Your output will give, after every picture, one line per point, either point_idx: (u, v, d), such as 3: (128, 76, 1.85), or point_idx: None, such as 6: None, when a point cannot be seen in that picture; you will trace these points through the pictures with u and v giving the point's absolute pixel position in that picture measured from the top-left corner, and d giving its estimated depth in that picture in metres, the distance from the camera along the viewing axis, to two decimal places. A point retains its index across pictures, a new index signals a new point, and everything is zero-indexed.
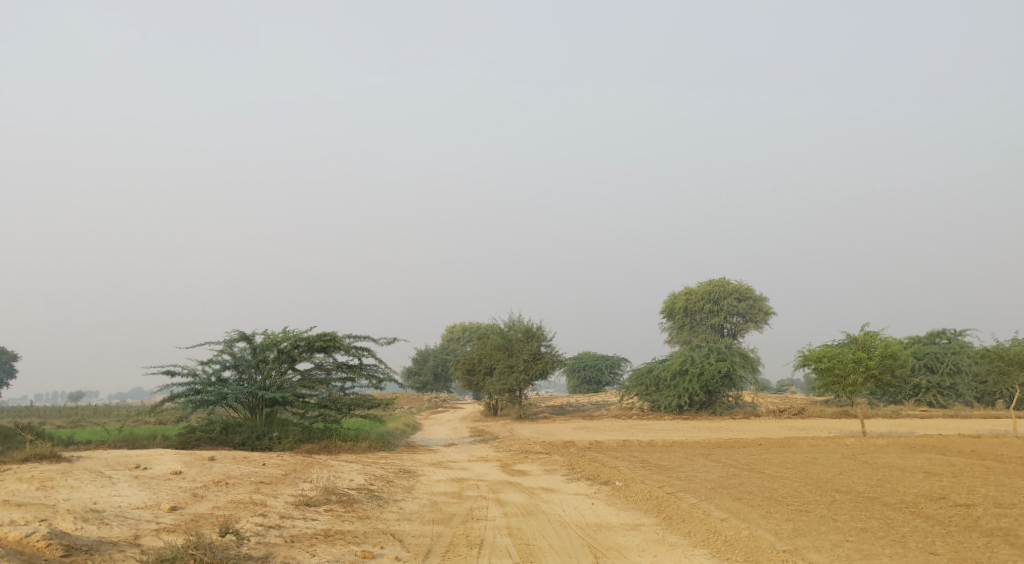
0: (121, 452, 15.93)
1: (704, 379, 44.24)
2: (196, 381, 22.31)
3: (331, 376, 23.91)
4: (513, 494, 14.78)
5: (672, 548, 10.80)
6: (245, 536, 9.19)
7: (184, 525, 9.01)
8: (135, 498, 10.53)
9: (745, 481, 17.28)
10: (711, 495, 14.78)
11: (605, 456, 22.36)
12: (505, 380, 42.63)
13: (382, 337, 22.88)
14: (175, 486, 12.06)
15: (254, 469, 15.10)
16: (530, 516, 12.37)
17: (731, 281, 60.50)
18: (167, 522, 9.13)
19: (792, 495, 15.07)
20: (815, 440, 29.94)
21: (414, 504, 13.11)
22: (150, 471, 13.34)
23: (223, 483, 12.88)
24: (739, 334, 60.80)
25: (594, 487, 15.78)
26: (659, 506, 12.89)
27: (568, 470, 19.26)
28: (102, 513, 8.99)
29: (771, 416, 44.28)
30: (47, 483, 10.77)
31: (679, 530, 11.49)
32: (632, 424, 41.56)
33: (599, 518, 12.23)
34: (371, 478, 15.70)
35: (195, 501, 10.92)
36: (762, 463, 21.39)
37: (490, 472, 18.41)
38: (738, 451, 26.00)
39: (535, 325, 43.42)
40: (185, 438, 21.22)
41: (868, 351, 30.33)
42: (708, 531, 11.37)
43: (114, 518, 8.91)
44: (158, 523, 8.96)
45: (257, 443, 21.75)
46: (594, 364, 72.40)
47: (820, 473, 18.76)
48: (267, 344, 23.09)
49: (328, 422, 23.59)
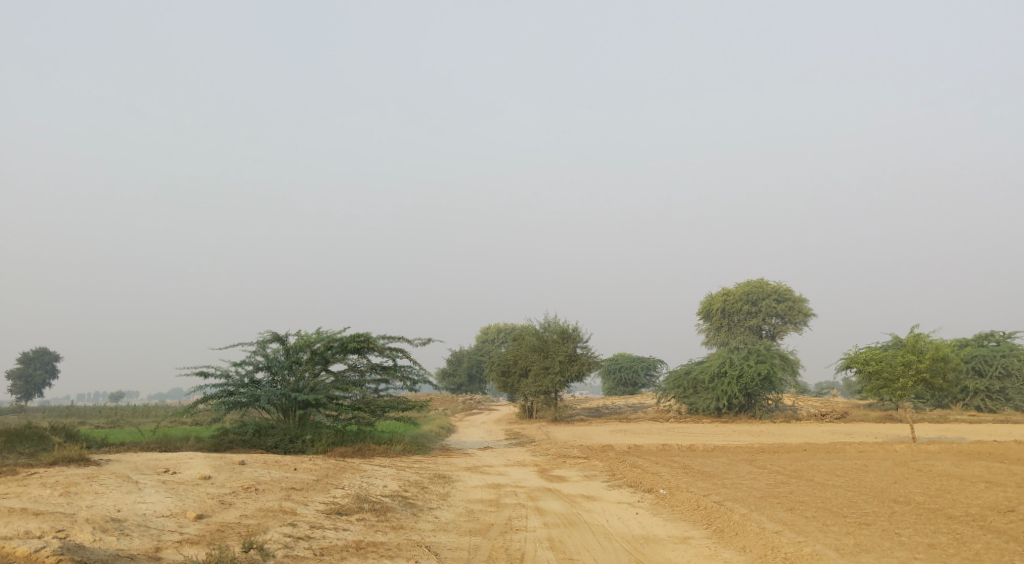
0: (152, 455, 15.61)
1: (743, 382, 43.17)
2: (230, 382, 22.03)
3: (365, 377, 23.51)
4: (553, 501, 14.17)
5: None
6: (271, 550, 8.72)
7: (208, 537, 8.58)
8: (160, 506, 10.14)
9: (795, 489, 16.44)
10: (761, 505, 14.04)
11: (645, 462, 21.60)
12: (540, 381, 42.01)
13: (416, 338, 22.40)
14: (203, 492, 11.65)
15: (286, 474, 14.66)
16: (571, 526, 11.75)
17: (769, 281, 59.25)
18: (192, 533, 8.71)
19: (848, 506, 14.23)
20: (862, 445, 28.83)
21: (450, 513, 12.56)
22: (179, 476, 12.98)
23: (252, 489, 12.46)
24: (778, 337, 59.44)
25: (637, 495, 15.10)
26: (708, 517, 12.18)
27: (608, 476, 18.55)
28: (125, 523, 8.60)
29: (813, 420, 43.05)
30: (71, 488, 10.42)
31: (732, 546, 10.78)
32: (669, 427, 40.72)
33: (645, 530, 11.57)
34: (405, 484, 15.18)
35: (223, 510, 10.50)
36: (809, 469, 20.47)
37: (528, 478, 17.83)
38: (783, 456, 25.08)
39: (570, 326, 42.79)
40: (218, 441, 20.93)
41: (918, 354, 29.09)
42: (763, 547, 10.65)
43: (136, 527, 8.49)
44: (182, 535, 8.55)
45: (290, 445, 21.38)
46: (630, 366, 71.49)
47: (873, 482, 17.85)
48: (300, 345, 22.74)
49: (362, 425, 23.16)
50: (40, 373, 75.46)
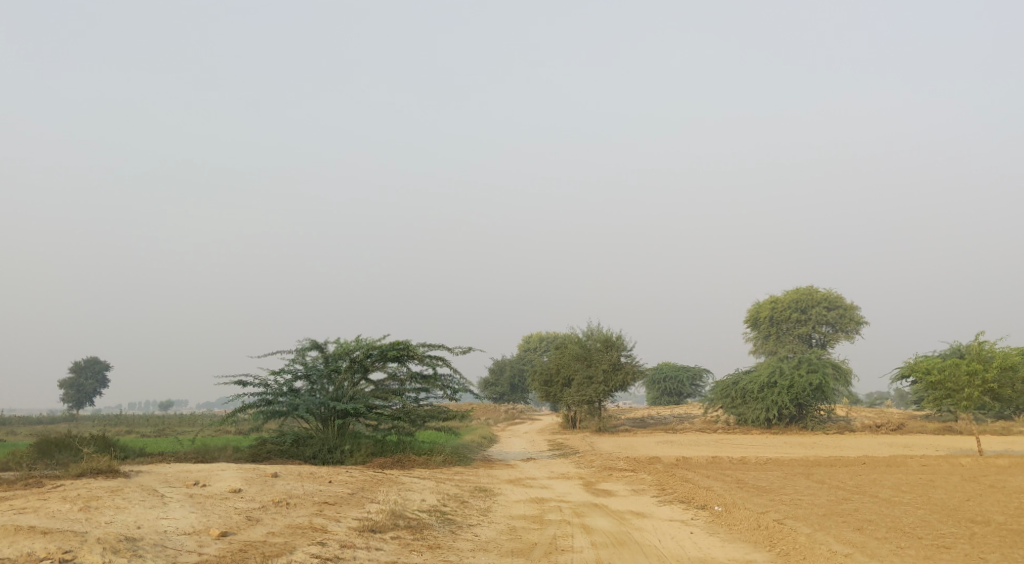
0: (183, 467, 15.20)
1: (794, 392, 41.70)
2: (268, 391, 21.54)
3: (405, 387, 22.87)
4: (600, 518, 13.30)
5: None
6: None
7: (227, 558, 8.00)
8: (183, 522, 9.61)
9: (860, 507, 15.23)
10: (826, 524, 12.97)
11: (695, 475, 20.51)
12: (584, 391, 41.06)
13: (457, 346, 21.68)
14: (230, 507, 11.08)
15: (319, 487, 13.99)
16: (622, 547, 10.89)
17: (819, 288, 57.40)
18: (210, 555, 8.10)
19: (922, 526, 12.78)
20: (925, 459, 27.26)
21: (491, 531, 11.77)
22: (208, 489, 12.44)
23: (283, 504, 11.84)
24: (829, 345, 57.56)
25: (690, 512, 14.15)
26: (770, 538, 11.19)
27: (658, 491, 17.57)
28: (140, 544, 8.04)
29: (867, 431, 41.38)
30: (91, 503, 9.97)
31: None
32: (718, 438, 39.46)
33: (703, 553, 10.61)
34: (444, 498, 14.45)
35: (249, 527, 9.88)
36: (872, 484, 19.15)
37: (573, 492, 16.94)
38: (842, 470, 23.75)
39: (614, 334, 41.72)
40: (256, 451, 20.49)
41: (985, 363, 27.35)
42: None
43: (151, 547, 7.95)
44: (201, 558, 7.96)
45: (329, 456, 20.87)
46: (676, 376, 69.99)
47: (945, 499, 16.50)
48: (339, 353, 22.22)
49: (402, 435, 22.61)
50: (91, 383, 76.59)
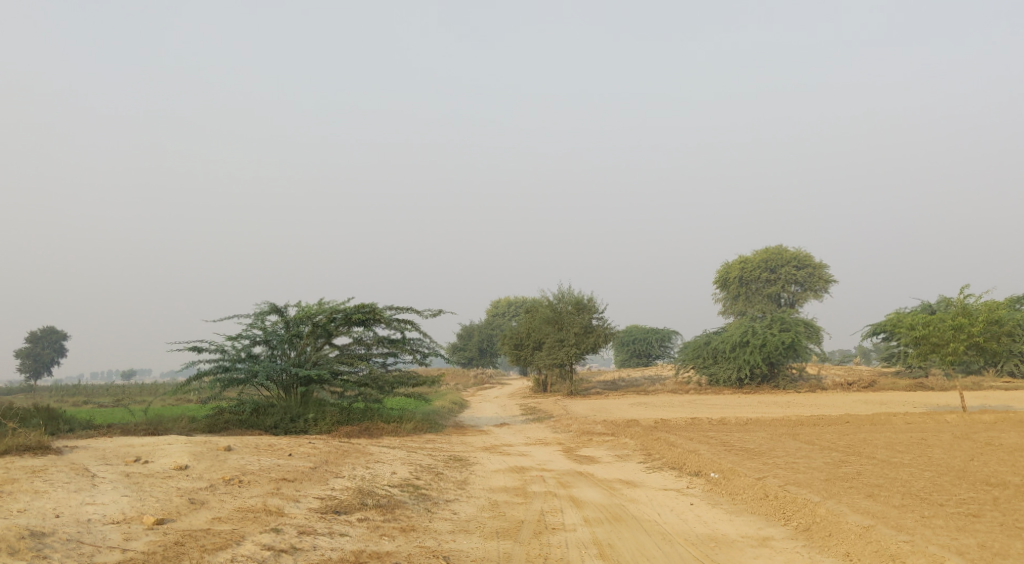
0: (126, 441, 13.74)
1: (767, 350, 40.88)
2: (225, 357, 19.97)
3: (372, 351, 21.52)
4: (587, 489, 12.10)
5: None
6: None
7: None
8: (113, 509, 8.23)
9: (862, 470, 14.15)
10: (834, 490, 11.83)
11: (677, 438, 19.39)
12: (555, 353, 39.92)
13: (426, 310, 20.31)
14: (172, 488, 9.68)
15: (278, 461, 12.59)
16: (618, 523, 9.65)
17: (789, 248, 56.73)
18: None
19: (937, 491, 11.67)
20: (908, 416, 26.38)
21: (471, 507, 10.49)
22: (150, 467, 11.05)
23: (235, 482, 10.47)
24: (798, 304, 57.03)
25: (685, 481, 13.04)
26: (782, 511, 9.99)
27: (643, 456, 16.46)
28: (45, 550, 6.67)
29: (839, 389, 40.92)
30: (4, 488, 8.56)
31: (830, 552, 8.35)
32: (691, 399, 38.73)
33: (711, 528, 9.32)
34: (416, 470, 13.12)
35: (192, 512, 8.49)
36: (865, 445, 18.14)
37: (554, 460, 15.74)
38: (826, 430, 22.77)
39: (586, 296, 40.48)
40: (212, 421, 18.96)
41: (971, 317, 26.28)
42: (877, 555, 8.06)
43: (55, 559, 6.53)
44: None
45: (291, 425, 19.50)
46: (644, 337, 69.42)
47: (947, 459, 15.49)
48: (301, 317, 20.70)
49: (369, 402, 21.30)
50: (48, 353, 73.89)
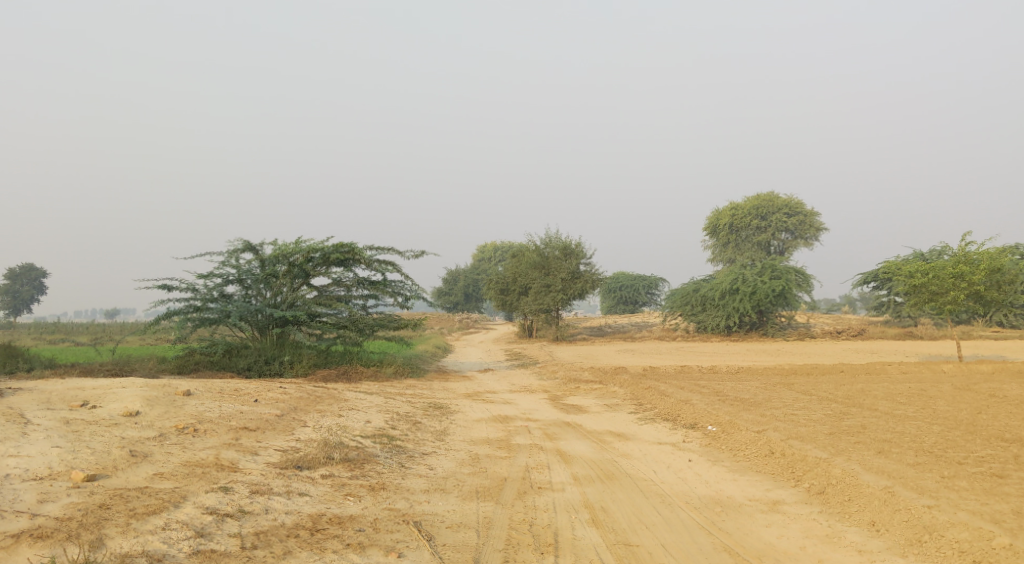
0: (78, 384, 12.67)
1: (757, 298, 40.11)
2: (196, 297, 18.77)
3: (351, 293, 20.47)
4: (576, 442, 11.21)
5: (857, 556, 6.84)
6: (166, 552, 5.77)
7: (64, 539, 5.63)
8: (36, 462, 7.20)
9: (866, 423, 13.33)
10: (841, 446, 10.97)
11: (668, 386, 18.55)
12: (541, 299, 38.95)
13: (407, 251, 19.25)
14: (115, 437, 8.66)
15: (242, 408, 11.56)
16: (611, 482, 8.75)
17: (780, 195, 55.61)
18: (30, 534, 5.71)
19: (951, 448, 10.86)
20: (902, 366, 25.68)
21: (449, 462, 9.55)
22: (96, 413, 10.00)
23: (190, 432, 9.47)
24: (788, 252, 56.20)
25: (680, 434, 12.16)
26: (790, 470, 9.11)
27: (634, 406, 15.59)
28: None
29: (828, 337, 40.41)
30: None
31: (850, 520, 7.48)
32: (679, 347, 38.10)
33: (714, 490, 8.42)
34: (393, 419, 12.15)
35: (131, 467, 7.47)
36: (864, 396, 17.37)
37: (540, 409, 14.84)
38: (821, 380, 22.05)
39: (573, 241, 39.35)
40: (182, 362, 17.91)
41: (971, 265, 25.42)
42: (907, 526, 7.19)
43: None
44: (21, 543, 5.61)
45: (265, 368, 18.47)
46: (631, 284, 68.68)
47: (953, 412, 14.71)
48: (276, 256, 19.53)
49: (348, 345, 20.31)
50: (28, 290, 72.41)
